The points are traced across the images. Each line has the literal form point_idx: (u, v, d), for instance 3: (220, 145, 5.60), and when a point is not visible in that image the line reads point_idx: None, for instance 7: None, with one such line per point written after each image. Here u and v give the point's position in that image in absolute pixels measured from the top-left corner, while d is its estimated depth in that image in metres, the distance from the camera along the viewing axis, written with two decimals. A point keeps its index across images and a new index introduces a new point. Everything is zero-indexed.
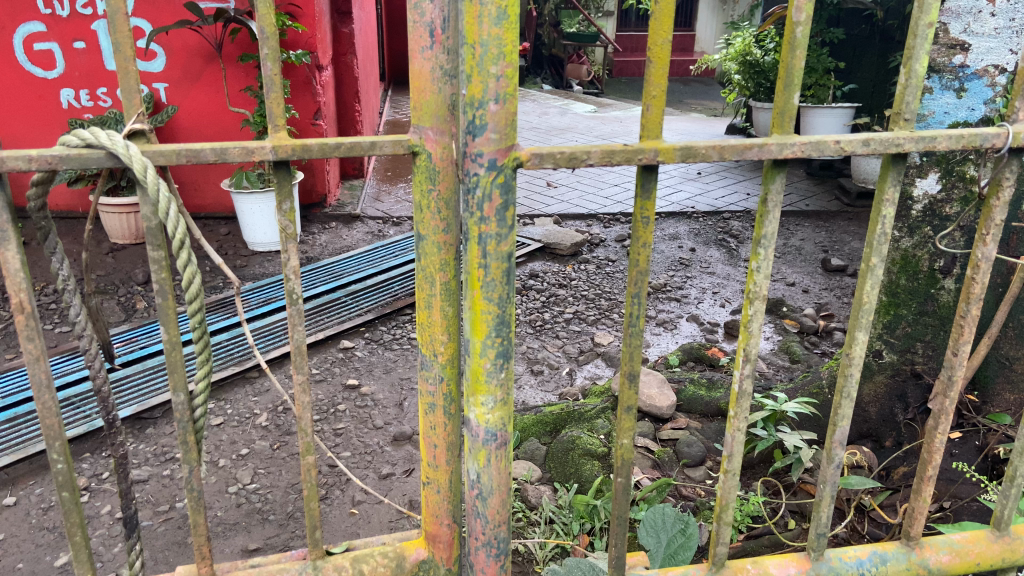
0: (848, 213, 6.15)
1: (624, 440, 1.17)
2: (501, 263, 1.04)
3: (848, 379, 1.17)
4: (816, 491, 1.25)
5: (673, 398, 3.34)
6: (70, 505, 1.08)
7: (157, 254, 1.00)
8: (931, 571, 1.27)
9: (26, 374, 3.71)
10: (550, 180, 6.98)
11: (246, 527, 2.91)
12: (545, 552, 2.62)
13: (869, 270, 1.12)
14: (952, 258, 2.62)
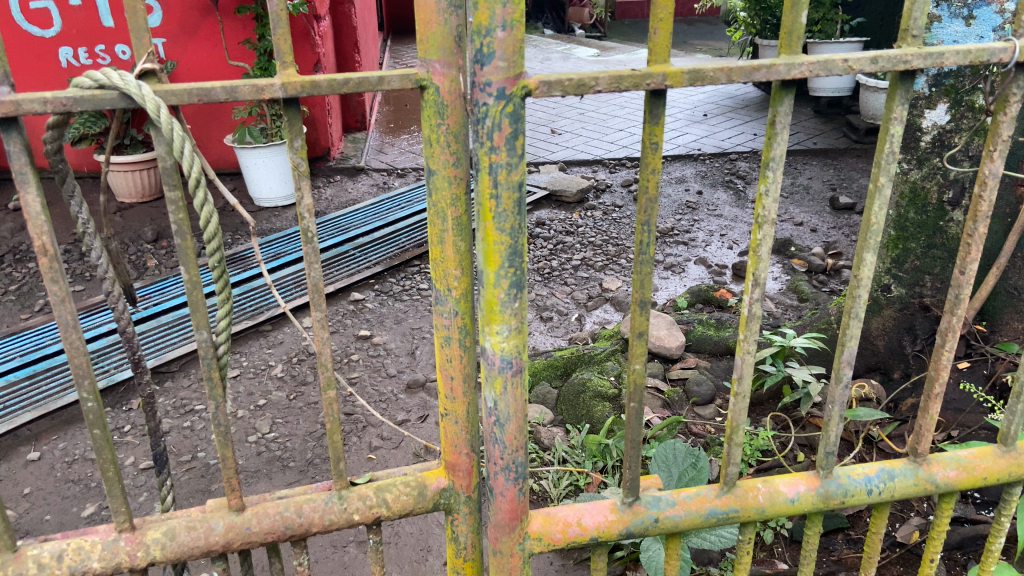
0: (856, 150, 6.10)
1: (636, 365, 1.19)
2: (512, 193, 1.05)
3: (856, 301, 1.18)
4: (825, 411, 1.27)
5: (681, 339, 3.38)
6: (102, 444, 1.11)
7: (174, 194, 1.01)
8: (939, 485, 1.31)
9: (43, 332, 3.77)
10: (554, 127, 6.93)
11: (268, 474, 3.00)
12: (560, 490, 2.71)
13: (878, 190, 1.12)
14: (961, 189, 2.62)
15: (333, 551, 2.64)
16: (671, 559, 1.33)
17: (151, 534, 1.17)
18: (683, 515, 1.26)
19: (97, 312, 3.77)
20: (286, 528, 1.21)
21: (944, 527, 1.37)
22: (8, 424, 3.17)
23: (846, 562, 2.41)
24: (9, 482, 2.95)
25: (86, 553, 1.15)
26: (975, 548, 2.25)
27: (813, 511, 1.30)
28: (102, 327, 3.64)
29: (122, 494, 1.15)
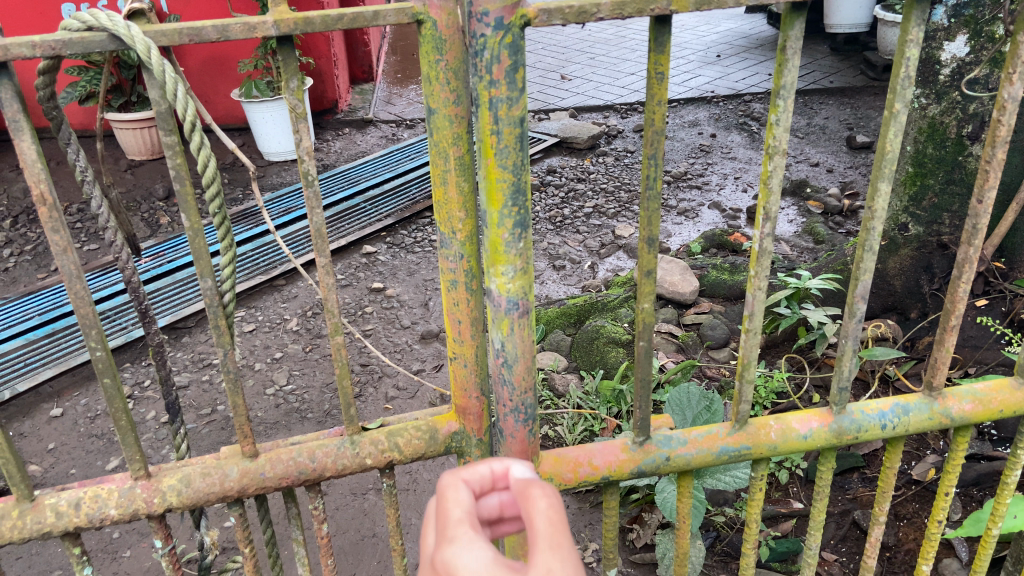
0: (874, 87, 5.97)
1: (644, 305, 1.17)
2: (514, 128, 1.02)
3: (870, 234, 1.14)
4: (837, 347, 1.24)
5: (695, 284, 3.36)
6: (114, 393, 1.12)
7: (170, 139, 0.99)
8: (954, 419, 1.29)
9: (62, 291, 3.81)
10: (564, 72, 6.80)
11: (287, 425, 3.05)
12: (575, 435, 2.75)
13: (892, 116, 1.07)
14: (981, 123, 2.56)
15: (352, 498, 2.69)
16: (683, 497, 1.33)
17: (167, 481, 1.19)
18: (694, 453, 1.26)
19: (113, 270, 3.81)
20: (299, 474, 1.22)
21: (959, 461, 1.36)
22: (30, 380, 3.23)
23: (861, 500, 2.43)
24: (34, 439, 3.02)
25: (104, 501, 1.17)
26: (992, 484, 2.25)
27: (826, 447, 1.29)
28: (118, 285, 3.68)
29: (136, 442, 1.16)
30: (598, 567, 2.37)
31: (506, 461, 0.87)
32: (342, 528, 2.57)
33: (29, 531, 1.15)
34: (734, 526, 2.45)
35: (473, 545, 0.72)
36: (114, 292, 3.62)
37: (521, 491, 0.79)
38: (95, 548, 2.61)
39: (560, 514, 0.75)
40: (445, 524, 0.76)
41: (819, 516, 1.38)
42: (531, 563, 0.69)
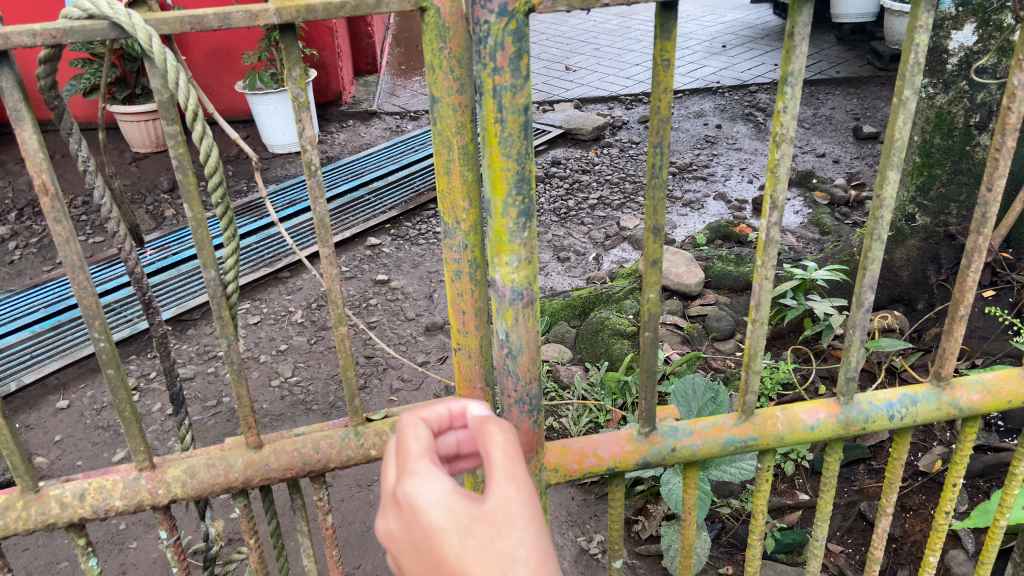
0: (880, 77, 5.94)
1: (650, 295, 1.16)
2: (518, 116, 1.01)
3: (878, 223, 1.12)
4: (845, 337, 1.22)
5: (700, 275, 3.35)
6: (118, 384, 1.11)
7: (172, 129, 0.99)
8: (962, 410, 1.28)
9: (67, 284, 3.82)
10: (569, 63, 6.77)
11: (292, 417, 3.06)
12: (580, 427, 2.74)
13: (901, 104, 1.05)
14: (988, 112, 2.54)
15: (358, 490, 2.70)
16: (689, 488, 1.33)
17: (171, 472, 1.18)
18: (700, 444, 1.25)
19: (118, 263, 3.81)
20: (304, 465, 1.22)
21: (967, 452, 1.35)
22: (36, 372, 3.24)
23: (867, 491, 2.43)
24: (41, 431, 3.03)
25: (108, 492, 1.17)
26: (998, 475, 2.24)
27: (833, 438, 1.28)
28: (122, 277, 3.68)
29: (140, 433, 1.15)
30: (603, 558, 2.36)
31: (463, 400, 0.95)
32: (348, 519, 2.58)
33: (34, 522, 1.15)
34: (740, 517, 2.45)
35: (433, 474, 0.79)
36: (120, 285, 3.63)
37: (477, 428, 0.87)
38: (102, 539, 2.62)
39: (514, 445, 0.83)
40: (406, 455, 0.83)
41: (826, 507, 1.37)
42: (487, 491, 0.77)
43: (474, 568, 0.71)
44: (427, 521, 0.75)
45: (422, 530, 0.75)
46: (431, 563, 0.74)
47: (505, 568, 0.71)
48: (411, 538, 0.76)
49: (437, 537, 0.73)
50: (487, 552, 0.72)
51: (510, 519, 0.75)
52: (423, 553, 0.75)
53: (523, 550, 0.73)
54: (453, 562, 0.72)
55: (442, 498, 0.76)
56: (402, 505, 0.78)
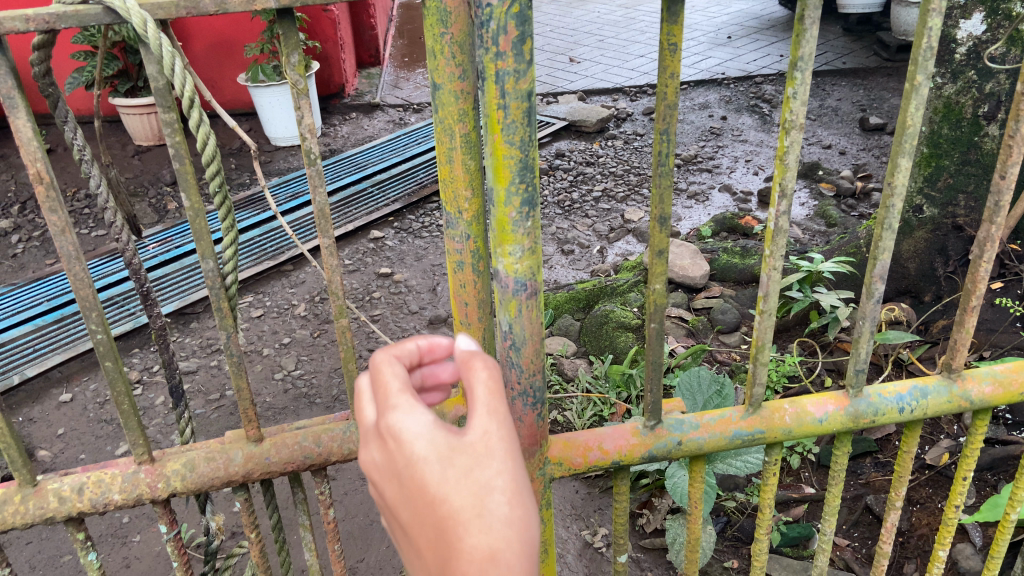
0: (887, 68, 5.89)
1: (656, 286, 1.14)
2: (521, 102, 0.98)
3: (890, 211, 1.10)
4: (854, 329, 1.20)
5: (705, 267, 3.33)
6: (116, 376, 1.10)
7: (169, 117, 0.97)
8: (973, 402, 1.26)
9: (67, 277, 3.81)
10: (572, 55, 6.73)
11: (295, 410, 3.05)
12: (584, 420, 2.73)
13: (914, 89, 1.03)
14: (997, 102, 2.52)
15: (361, 483, 2.69)
16: (695, 482, 1.31)
17: (171, 466, 1.17)
18: (706, 437, 1.23)
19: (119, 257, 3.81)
20: (305, 458, 1.20)
21: (978, 445, 1.32)
22: (39, 366, 3.24)
23: (874, 485, 2.41)
24: (44, 424, 3.03)
25: (107, 486, 1.16)
26: (1006, 468, 2.22)
27: (841, 431, 1.26)
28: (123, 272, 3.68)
29: (139, 426, 1.14)
30: (608, 551, 2.35)
31: (438, 335, 0.88)
32: (351, 513, 2.57)
33: (32, 516, 1.14)
34: (746, 510, 2.43)
35: (413, 403, 0.75)
36: (121, 280, 3.63)
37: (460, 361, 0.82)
38: (105, 532, 2.62)
39: (495, 377, 0.80)
40: (380, 382, 0.78)
41: (835, 501, 1.35)
42: (470, 424, 0.74)
43: (456, 499, 0.70)
44: (407, 450, 0.72)
45: (403, 461, 0.72)
46: (411, 493, 0.72)
47: (487, 500, 0.70)
48: (390, 467, 0.74)
49: (419, 466, 0.71)
50: (469, 483, 0.71)
51: (490, 451, 0.73)
52: (404, 483, 0.72)
53: (504, 482, 0.72)
54: (434, 493, 0.70)
55: (424, 429, 0.73)
56: (382, 435, 0.74)
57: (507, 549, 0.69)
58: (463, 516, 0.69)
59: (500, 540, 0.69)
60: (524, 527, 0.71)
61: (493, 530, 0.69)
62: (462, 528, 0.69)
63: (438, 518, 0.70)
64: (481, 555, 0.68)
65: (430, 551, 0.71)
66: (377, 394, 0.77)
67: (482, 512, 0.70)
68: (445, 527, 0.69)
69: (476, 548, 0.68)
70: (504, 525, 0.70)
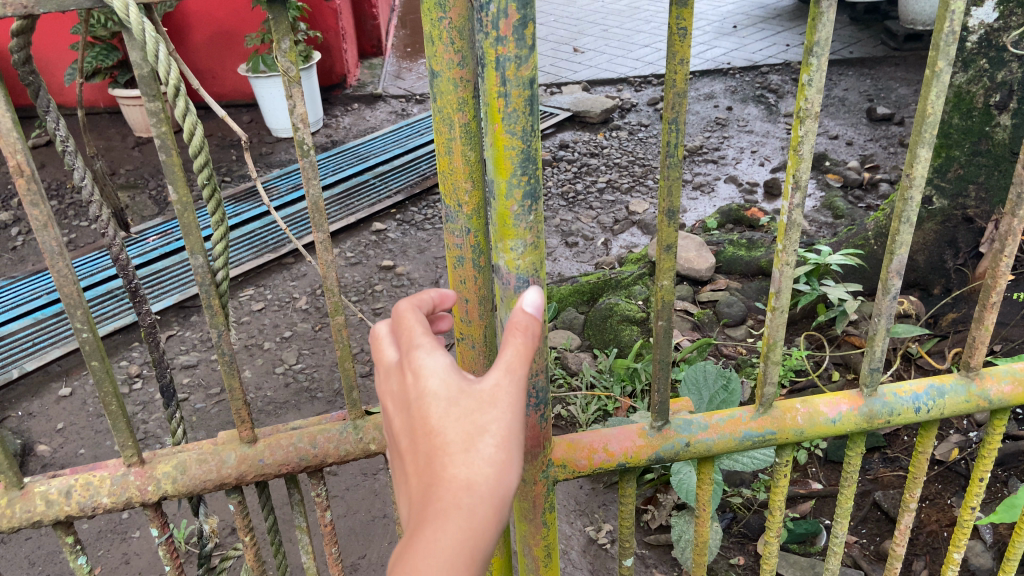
0: (894, 57, 5.81)
1: (664, 282, 1.09)
2: (523, 90, 0.94)
3: (907, 204, 1.05)
4: (870, 326, 1.15)
5: (711, 260, 3.27)
6: (103, 376, 1.06)
7: (154, 106, 0.92)
8: (992, 402, 1.21)
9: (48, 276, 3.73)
10: (576, 45, 6.66)
11: (296, 405, 3.02)
12: (588, 415, 2.70)
13: (935, 76, 0.98)
14: (1009, 91, 2.47)
15: (363, 478, 2.66)
16: (704, 484, 1.27)
17: (161, 468, 1.13)
18: (716, 439, 1.19)
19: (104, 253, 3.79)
20: (300, 460, 1.16)
21: (995, 445, 1.28)
22: (38, 360, 3.21)
23: (882, 481, 2.37)
24: (43, 418, 3.00)
25: (95, 489, 1.12)
26: (1017, 464, 2.18)
27: (855, 432, 1.22)
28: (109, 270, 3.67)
29: (128, 427, 1.10)
30: (611, 548, 2.31)
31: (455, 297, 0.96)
32: (352, 509, 2.54)
33: (19, 520, 1.10)
34: (752, 507, 2.40)
35: (435, 344, 0.82)
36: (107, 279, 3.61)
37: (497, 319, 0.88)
38: (105, 527, 2.60)
39: (529, 342, 0.84)
40: (406, 322, 0.85)
41: (847, 503, 1.31)
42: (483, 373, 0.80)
43: (449, 432, 0.77)
44: (420, 383, 0.79)
45: (414, 392, 0.79)
46: (412, 419, 0.80)
47: (475, 440, 0.76)
48: (401, 396, 0.81)
49: (425, 399, 0.78)
50: (462, 421, 0.77)
51: (494, 400, 0.79)
52: (411, 410, 0.80)
53: (497, 428, 0.78)
54: (431, 423, 0.78)
55: (440, 368, 0.80)
56: (401, 367, 0.82)
57: (484, 486, 0.76)
58: (450, 447, 0.76)
59: (478, 476, 0.75)
60: (504, 472, 0.77)
61: (474, 466, 0.76)
62: (448, 458, 0.76)
63: (430, 446, 0.77)
64: (458, 483, 0.75)
65: (418, 473, 0.78)
66: (402, 331, 0.84)
67: (468, 448, 0.76)
68: (434, 454, 0.77)
69: (456, 477, 0.75)
70: (487, 465, 0.76)
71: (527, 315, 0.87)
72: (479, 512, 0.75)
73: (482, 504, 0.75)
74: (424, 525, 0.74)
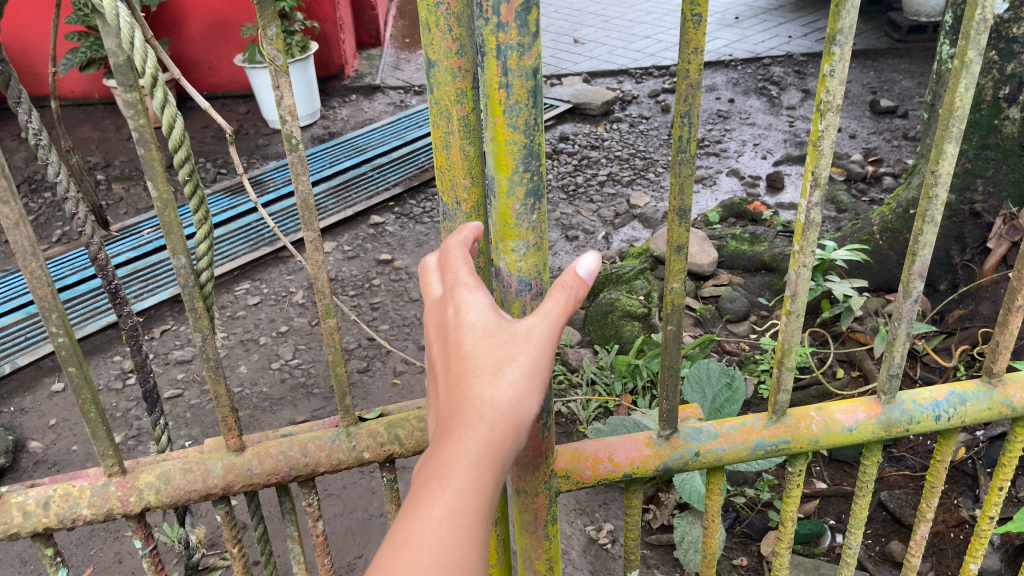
0: (898, 49, 5.74)
1: (674, 285, 1.04)
2: (526, 80, 0.87)
3: (932, 202, 0.99)
4: (889, 330, 1.10)
5: (713, 254, 3.22)
6: (80, 382, 1.00)
7: (131, 97, 0.86)
8: (1013, 409, 1.16)
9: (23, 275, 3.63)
10: (577, 36, 6.58)
11: (292, 401, 2.96)
12: (589, 412, 2.65)
13: (963, 66, 0.92)
14: (1019, 83, 2.42)
15: (360, 476, 2.61)
16: (712, 494, 1.22)
17: (144, 479, 1.08)
18: (727, 448, 1.14)
19: (79, 254, 3.71)
20: (290, 469, 1.11)
21: (1016, 453, 1.23)
22: (30, 355, 3.15)
23: (888, 480, 2.32)
24: (35, 414, 2.94)
25: (74, 499, 1.06)
26: None
27: (872, 440, 1.17)
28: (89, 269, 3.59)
29: (108, 436, 1.04)
30: (613, 548, 2.26)
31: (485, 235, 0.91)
32: (349, 508, 2.48)
33: None
34: (755, 506, 2.35)
35: (475, 278, 0.82)
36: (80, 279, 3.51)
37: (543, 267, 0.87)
38: (97, 526, 2.55)
39: (573, 297, 0.81)
40: (451, 257, 0.83)
41: (861, 512, 1.26)
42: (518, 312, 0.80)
43: (480, 356, 0.77)
44: (457, 315, 0.79)
45: (451, 321, 0.79)
46: (444, 346, 0.80)
47: (504, 366, 0.76)
48: (437, 325, 0.81)
49: (461, 328, 0.78)
50: (493, 349, 0.77)
51: (525, 335, 0.78)
52: (446, 336, 0.79)
53: (525, 360, 0.77)
54: (461, 349, 0.77)
55: (479, 300, 0.80)
56: (439, 299, 0.82)
57: (508, 409, 0.75)
58: (478, 370, 0.76)
59: (502, 398, 0.75)
60: (528, 402, 0.76)
61: (500, 388, 0.75)
62: (476, 379, 0.76)
63: (458, 368, 0.77)
64: (483, 401, 0.75)
65: (445, 391, 0.78)
66: (445, 266, 0.83)
67: (496, 372, 0.76)
68: (463, 374, 0.76)
69: (482, 396, 0.75)
70: (512, 390, 0.76)
71: (580, 273, 0.81)
72: (501, 429, 0.74)
73: (502, 424, 0.75)
74: (449, 434, 0.73)
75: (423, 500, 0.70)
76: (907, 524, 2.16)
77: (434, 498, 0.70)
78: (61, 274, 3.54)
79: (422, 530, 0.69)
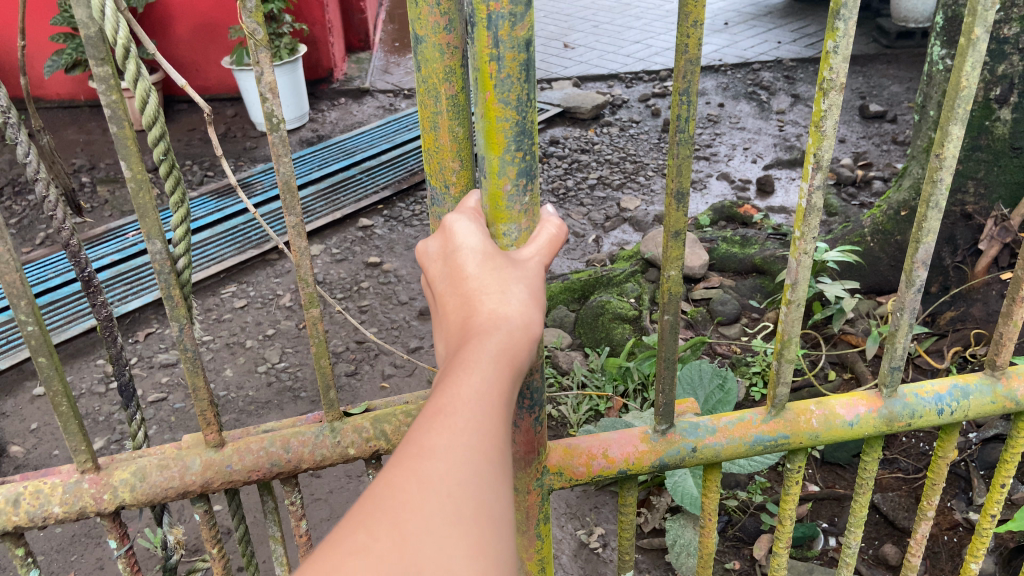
0: (887, 54, 5.75)
1: (671, 273, 1.01)
2: (518, 52, 0.84)
3: (936, 187, 0.97)
4: (891, 320, 1.07)
5: (704, 257, 3.19)
6: (51, 373, 0.96)
7: (101, 70, 0.82)
8: (1017, 403, 1.13)
9: None
10: (567, 40, 6.57)
11: (279, 405, 2.91)
12: (579, 415, 2.61)
13: (970, 45, 0.90)
14: (1010, 84, 2.41)
15: (348, 481, 2.56)
16: (709, 492, 1.18)
17: (118, 475, 1.03)
18: (724, 443, 1.11)
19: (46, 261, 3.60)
20: (272, 466, 1.07)
21: (1019, 449, 1.20)
22: (11, 359, 3.08)
23: (881, 483, 2.30)
24: (16, 418, 2.88)
25: (46, 497, 1.01)
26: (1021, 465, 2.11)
27: (872, 435, 1.14)
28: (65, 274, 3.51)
29: (81, 431, 1.00)
30: (604, 552, 2.22)
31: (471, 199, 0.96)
32: (336, 513, 2.43)
33: None
34: (748, 509, 2.31)
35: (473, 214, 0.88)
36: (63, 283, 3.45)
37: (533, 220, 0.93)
38: (79, 531, 2.48)
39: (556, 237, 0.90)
40: None
41: (860, 511, 1.23)
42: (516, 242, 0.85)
43: (485, 277, 0.80)
44: (457, 242, 0.84)
45: (453, 249, 0.84)
46: (448, 273, 0.83)
47: (510, 285, 0.80)
48: (439, 256, 0.86)
49: (463, 253, 0.83)
50: (496, 272, 0.81)
51: (524, 265, 0.84)
52: (448, 264, 0.84)
53: (528, 284, 0.82)
54: (466, 271, 0.81)
55: (480, 231, 0.85)
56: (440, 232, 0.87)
57: (521, 322, 0.78)
58: (486, 288, 0.79)
59: (514, 311, 0.78)
60: (535, 318, 0.80)
61: (510, 304, 0.79)
62: (486, 294, 0.79)
63: (465, 289, 0.80)
64: (494, 311, 0.78)
65: (453, 311, 0.80)
66: None
67: (504, 290, 0.80)
68: (472, 292, 0.80)
69: (490, 307, 0.78)
70: (520, 305, 0.79)
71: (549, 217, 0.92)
72: (517, 337, 0.77)
73: (515, 332, 0.77)
74: (467, 335, 0.76)
75: (450, 383, 0.71)
76: (901, 527, 2.14)
77: (459, 383, 0.71)
78: (43, 278, 3.47)
79: (454, 402, 0.70)
